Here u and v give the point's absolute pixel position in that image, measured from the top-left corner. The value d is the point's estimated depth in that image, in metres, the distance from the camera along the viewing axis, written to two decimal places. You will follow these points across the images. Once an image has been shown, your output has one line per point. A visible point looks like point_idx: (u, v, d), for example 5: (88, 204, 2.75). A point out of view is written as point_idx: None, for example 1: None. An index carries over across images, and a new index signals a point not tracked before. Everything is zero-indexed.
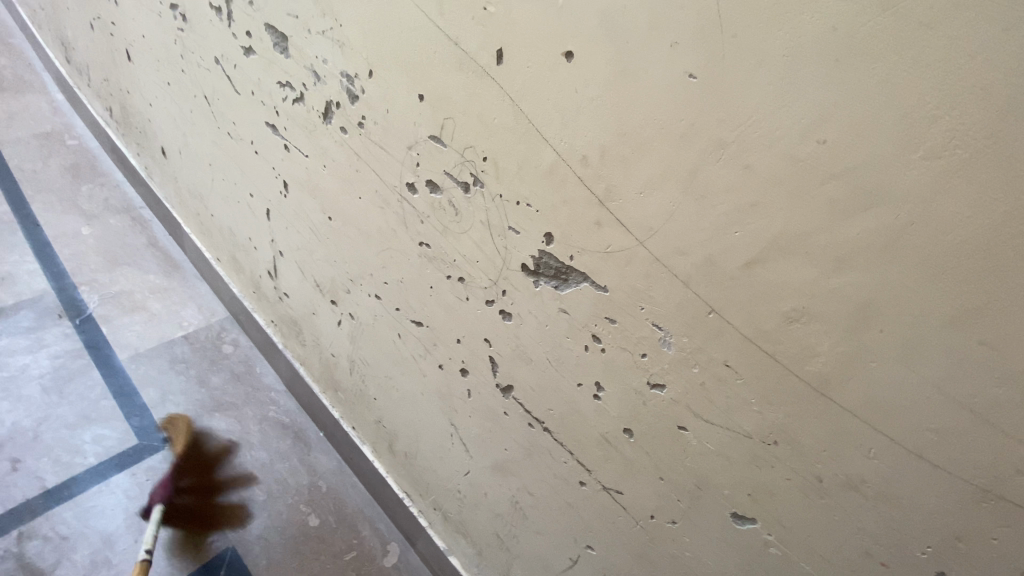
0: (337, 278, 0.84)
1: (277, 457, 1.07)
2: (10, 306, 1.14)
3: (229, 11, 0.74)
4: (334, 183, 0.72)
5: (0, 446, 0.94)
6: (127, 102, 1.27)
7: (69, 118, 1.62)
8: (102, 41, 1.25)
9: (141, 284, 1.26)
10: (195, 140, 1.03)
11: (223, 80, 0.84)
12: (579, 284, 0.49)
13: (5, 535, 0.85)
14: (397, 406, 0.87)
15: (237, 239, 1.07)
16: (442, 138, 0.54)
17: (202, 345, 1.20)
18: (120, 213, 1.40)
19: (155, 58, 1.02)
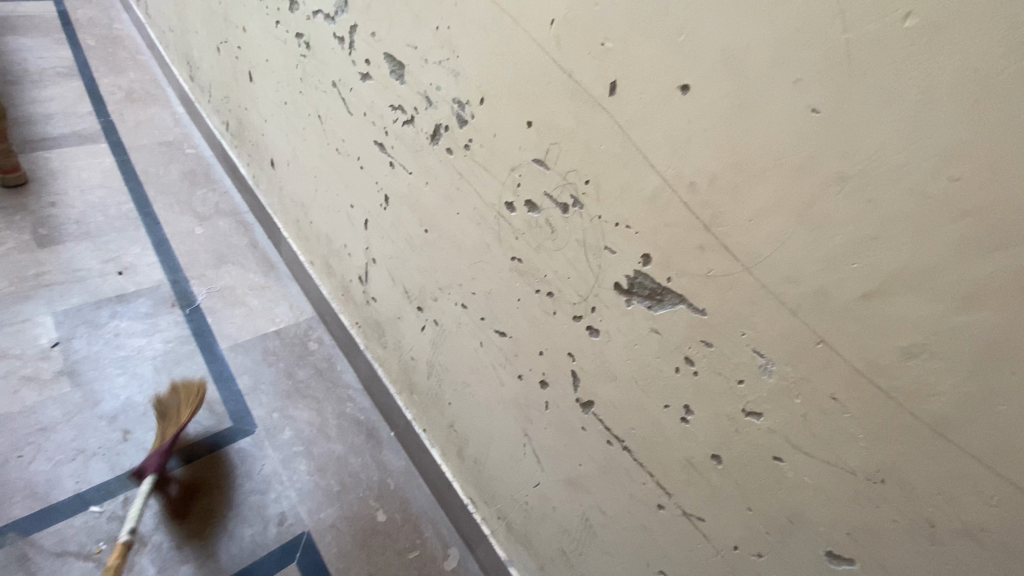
0: (425, 287, 0.89)
1: (352, 452, 1.13)
2: (132, 292, 1.28)
3: (352, 40, 0.83)
4: (434, 198, 0.78)
5: (117, 417, 1.06)
6: (243, 117, 1.42)
7: (187, 130, 1.82)
8: (226, 63, 1.40)
9: (242, 281, 1.39)
10: (304, 153, 1.14)
11: (337, 102, 0.93)
12: (675, 305, 0.50)
13: (114, 498, 0.95)
14: (471, 413, 0.90)
15: (333, 245, 1.16)
16: (545, 162, 0.58)
17: (290, 340, 1.30)
18: (228, 217, 1.56)
19: (275, 80, 1.14)
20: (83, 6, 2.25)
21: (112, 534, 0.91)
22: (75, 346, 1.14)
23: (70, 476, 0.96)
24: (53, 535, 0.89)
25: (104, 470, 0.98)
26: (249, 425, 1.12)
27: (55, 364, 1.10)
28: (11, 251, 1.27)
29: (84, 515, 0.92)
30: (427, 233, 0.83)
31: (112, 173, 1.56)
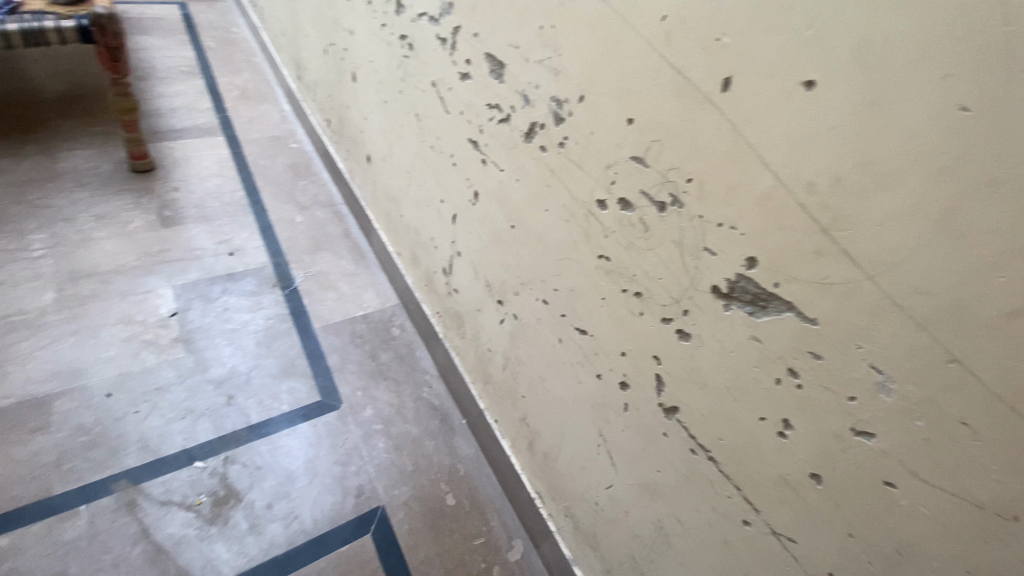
0: (508, 281, 0.91)
1: (426, 436, 1.18)
2: (240, 272, 1.41)
3: (454, 41, 0.86)
4: (523, 195, 0.80)
5: (224, 382, 1.17)
6: (344, 115, 1.52)
7: (293, 126, 1.98)
8: (332, 64, 1.51)
9: (335, 267, 1.50)
10: (399, 149, 1.20)
11: (435, 101, 0.97)
12: (780, 313, 0.48)
13: (217, 455, 1.06)
14: (545, 409, 0.91)
15: (421, 238, 1.22)
16: (644, 159, 0.57)
17: (374, 324, 1.38)
18: (325, 207, 1.68)
19: (377, 80, 1.21)
20: (210, 14, 2.50)
21: (211, 489, 1.01)
22: (190, 317, 1.28)
23: (180, 432, 1.08)
24: (158, 485, 1.00)
25: (209, 429, 1.10)
26: (335, 401, 1.20)
27: (172, 332, 1.24)
28: (142, 230, 1.44)
29: (189, 469, 1.03)
30: (513, 229, 0.85)
31: (228, 164, 1.73)
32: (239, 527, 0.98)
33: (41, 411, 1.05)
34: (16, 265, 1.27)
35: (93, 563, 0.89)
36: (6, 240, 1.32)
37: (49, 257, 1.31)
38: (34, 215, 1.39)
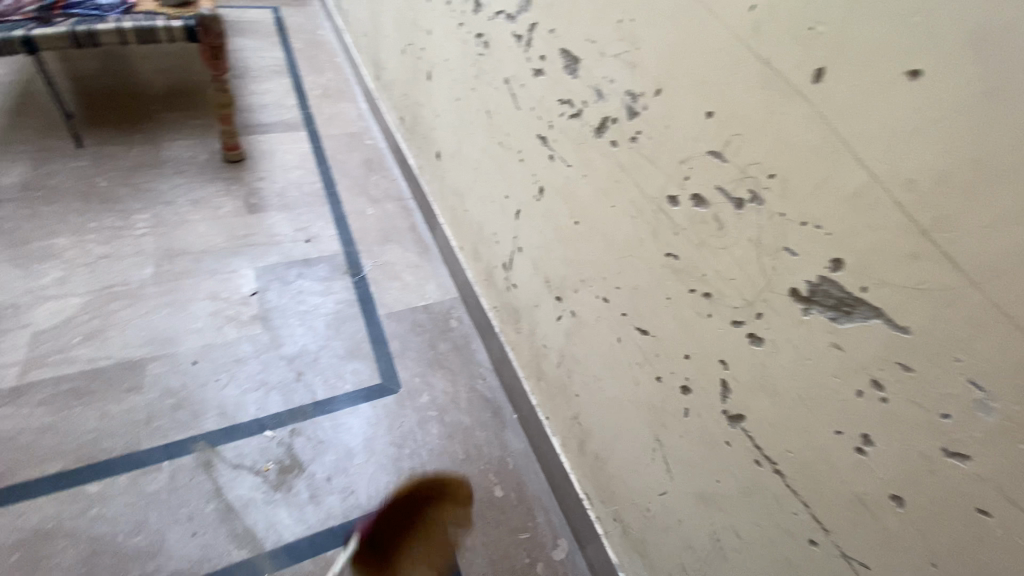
0: (568, 277, 0.91)
1: (478, 427, 1.20)
2: (315, 258, 1.50)
3: (529, 38, 0.88)
4: (590, 190, 0.80)
5: (295, 359, 1.25)
6: (417, 112, 1.58)
7: (368, 123, 2.07)
8: (409, 63, 1.57)
9: (401, 259, 1.55)
10: (468, 145, 1.23)
11: (506, 98, 0.99)
12: (866, 320, 0.45)
13: (285, 426, 1.13)
14: (598, 409, 0.90)
15: (484, 233, 1.24)
16: (722, 154, 0.55)
17: (434, 315, 1.42)
18: (394, 202, 1.75)
19: (451, 78, 1.25)
20: (300, 18, 2.68)
21: (278, 457, 1.08)
22: (269, 296, 1.37)
23: (253, 402, 1.16)
24: (233, 449, 1.08)
25: (279, 402, 1.17)
26: (393, 385, 1.25)
27: (251, 310, 1.33)
28: (231, 215, 1.56)
29: (259, 437, 1.11)
30: (577, 224, 0.85)
31: (308, 157, 1.85)
32: (300, 495, 1.04)
33: (138, 372, 1.16)
34: (125, 241, 1.42)
35: (173, 513, 0.98)
36: (118, 218, 1.48)
37: (151, 235, 1.45)
38: (141, 197, 1.55)
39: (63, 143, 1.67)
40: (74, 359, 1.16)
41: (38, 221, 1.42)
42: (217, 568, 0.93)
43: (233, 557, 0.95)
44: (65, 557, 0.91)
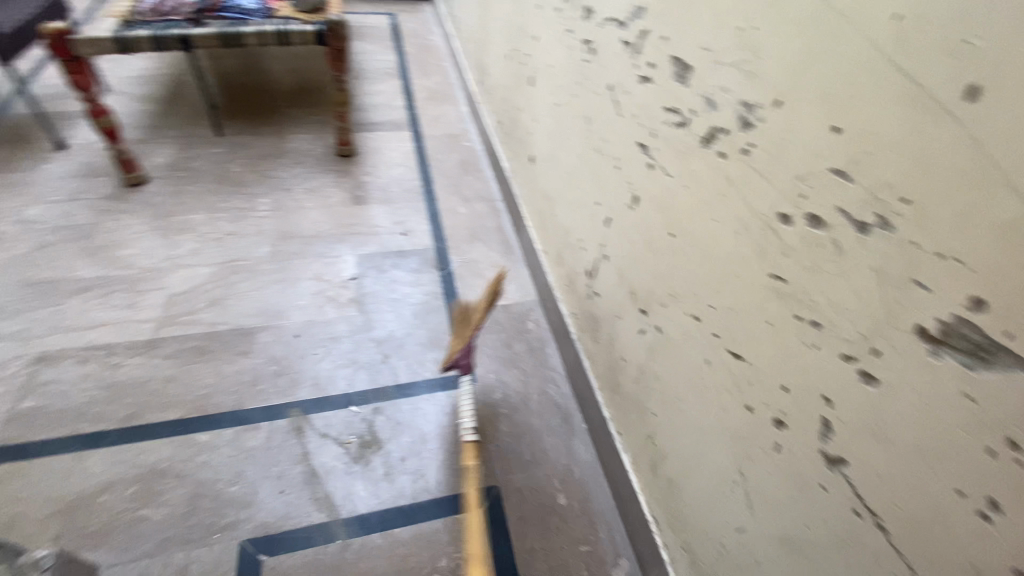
0: (656, 290, 0.88)
1: (547, 431, 1.20)
2: (408, 250, 1.59)
3: (639, 45, 0.86)
4: (689, 202, 0.77)
5: (381, 343, 1.33)
6: (516, 116, 1.61)
7: (467, 125, 2.16)
8: (513, 68, 1.61)
9: (486, 258, 1.60)
10: (563, 150, 1.24)
11: (609, 104, 0.98)
12: (1008, 371, 0.40)
13: (368, 404, 1.21)
14: (676, 431, 0.87)
15: (570, 239, 1.24)
16: (848, 173, 0.51)
17: (513, 315, 1.44)
18: (485, 202, 1.80)
19: (553, 83, 1.26)
20: (414, 23, 2.85)
21: (359, 432, 1.16)
22: (364, 282, 1.47)
23: (342, 378, 1.25)
24: (321, 419, 1.17)
25: (364, 381, 1.25)
26: (469, 379, 1.28)
27: (348, 293, 1.44)
28: (338, 205, 1.70)
29: (345, 411, 1.19)
30: (672, 237, 0.82)
31: (410, 155, 1.96)
32: (376, 471, 1.10)
33: (248, 339, 1.30)
34: (249, 221, 1.59)
35: (266, 470, 1.08)
36: (244, 201, 1.66)
37: (270, 218, 1.61)
38: (265, 183, 1.73)
39: (207, 132, 1.91)
40: (199, 321, 1.31)
41: (182, 199, 1.63)
42: (298, 526, 1.01)
43: (312, 519, 1.02)
44: (177, 494, 1.03)
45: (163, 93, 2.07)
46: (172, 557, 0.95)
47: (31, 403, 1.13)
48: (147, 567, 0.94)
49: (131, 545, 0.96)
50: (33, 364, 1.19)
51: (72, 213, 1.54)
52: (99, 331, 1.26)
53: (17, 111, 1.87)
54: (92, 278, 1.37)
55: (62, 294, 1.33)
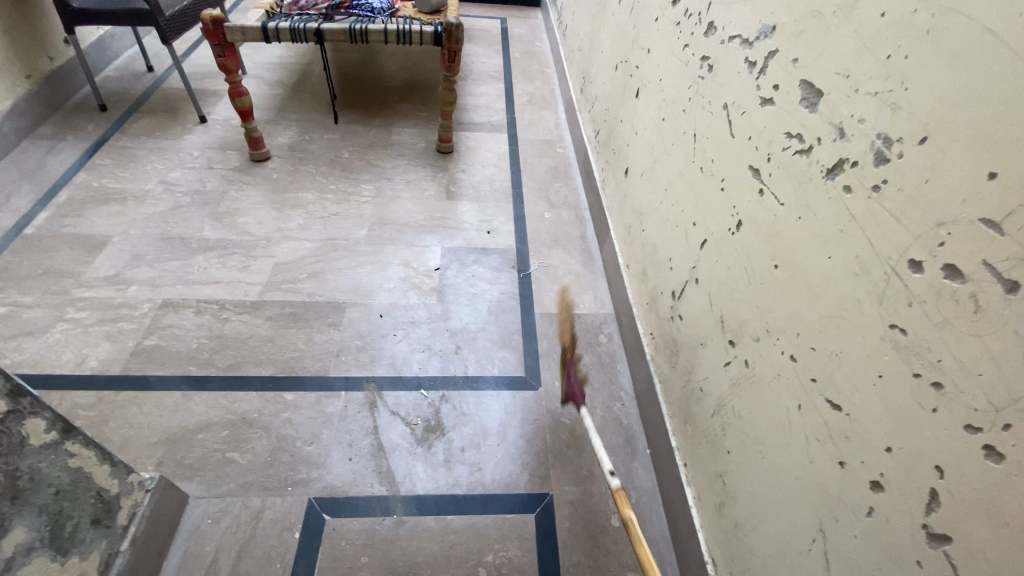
0: (749, 322, 0.84)
1: (607, 448, 1.18)
2: (491, 248, 1.63)
3: (765, 65, 0.83)
4: (801, 235, 0.73)
5: (456, 334, 1.38)
6: (615, 127, 1.60)
7: (562, 133, 2.17)
8: (619, 80, 1.60)
9: (566, 265, 1.60)
10: (662, 166, 1.21)
11: (721, 124, 0.95)
12: None
13: (436, 390, 1.25)
14: (751, 473, 0.82)
15: (658, 257, 1.21)
16: (1002, 224, 0.46)
17: (586, 327, 1.43)
18: (571, 210, 1.80)
19: (661, 97, 1.24)
20: (523, 29, 2.91)
21: (426, 416, 1.21)
22: (447, 274, 1.53)
23: (417, 362, 1.31)
24: (393, 397, 1.23)
25: (436, 368, 1.30)
26: (535, 382, 1.29)
27: (431, 282, 1.50)
28: (432, 198, 1.78)
29: (415, 393, 1.24)
30: (776, 269, 0.78)
31: (504, 156, 2.00)
32: (437, 456, 1.14)
33: (338, 313, 1.39)
34: (351, 204, 1.71)
35: (339, 437, 1.15)
36: (349, 185, 1.78)
37: (370, 203, 1.72)
38: (368, 170, 1.85)
39: (324, 118, 2.07)
40: (297, 290, 1.43)
41: (296, 177, 1.78)
42: (361, 495, 1.07)
43: (374, 490, 1.08)
44: (261, 444, 1.13)
45: (291, 80, 2.27)
46: (250, 500, 1.04)
47: (154, 341, 1.28)
48: (229, 505, 1.03)
49: (218, 482, 1.06)
50: (159, 307, 1.35)
51: (206, 179, 1.73)
52: (215, 286, 1.41)
53: (172, 86, 2.13)
54: (215, 239, 1.54)
55: (189, 250, 1.50)
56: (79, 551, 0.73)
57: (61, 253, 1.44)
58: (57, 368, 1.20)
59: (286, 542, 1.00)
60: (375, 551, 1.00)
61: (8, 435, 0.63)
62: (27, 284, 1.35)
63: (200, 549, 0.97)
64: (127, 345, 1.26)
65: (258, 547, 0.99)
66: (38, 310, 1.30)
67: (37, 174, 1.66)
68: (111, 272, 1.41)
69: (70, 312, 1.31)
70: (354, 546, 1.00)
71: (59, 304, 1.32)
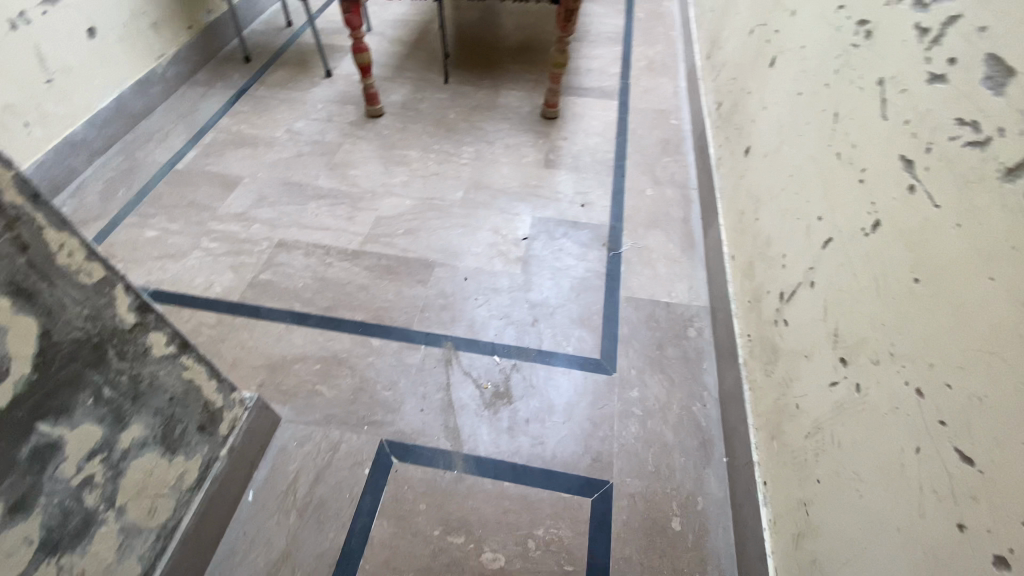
0: (869, 341, 0.72)
1: (679, 448, 1.11)
2: (584, 222, 1.57)
3: (942, 32, 0.67)
4: (956, 247, 0.59)
5: (536, 306, 1.36)
6: (741, 100, 1.43)
7: (680, 103, 2.00)
8: (753, 45, 1.41)
9: (662, 248, 1.49)
10: (790, 148, 1.06)
11: (873, 103, 0.79)
12: None
13: (509, 359, 1.26)
14: (841, 510, 0.72)
15: (769, 251, 1.08)
16: None
17: (675, 317, 1.34)
18: (678, 189, 1.67)
19: (801, 68, 1.07)
20: None
21: (496, 382, 1.22)
22: (535, 244, 1.50)
23: (494, 328, 1.32)
24: (467, 359, 1.26)
25: (512, 337, 1.30)
26: (611, 366, 1.24)
27: (518, 251, 1.48)
28: (531, 165, 1.74)
29: (489, 358, 1.26)
30: (916, 283, 0.65)
31: (611, 126, 1.89)
32: (502, 423, 1.15)
33: (427, 271, 1.44)
34: (451, 165, 1.73)
35: (414, 388, 1.21)
36: (452, 146, 1.80)
37: (469, 165, 1.73)
38: (472, 132, 1.86)
39: (436, 77, 2.10)
40: (393, 244, 1.50)
41: (405, 134, 1.84)
42: (426, 446, 1.12)
43: (439, 444, 1.12)
44: (345, 382, 1.21)
45: (410, 38, 2.32)
46: (331, 432, 1.14)
47: (267, 276, 1.42)
48: (312, 433, 1.13)
49: (306, 410, 1.17)
50: (274, 246, 1.49)
51: (324, 131, 1.84)
52: (322, 232, 1.52)
53: (306, 41, 2.28)
54: (327, 188, 1.65)
55: (303, 196, 1.62)
56: (184, 452, 0.85)
57: (203, 189, 1.64)
58: (190, 289, 1.38)
59: (356, 476, 1.08)
60: (432, 501, 1.04)
61: (134, 343, 0.72)
62: (174, 214, 1.56)
63: (284, 466, 1.08)
64: (245, 277, 1.41)
65: (333, 475, 1.07)
66: (180, 237, 1.50)
67: (190, 117, 1.89)
68: (239, 210, 1.58)
69: (205, 242, 1.49)
70: (415, 492, 1.06)
71: (197, 234, 1.51)
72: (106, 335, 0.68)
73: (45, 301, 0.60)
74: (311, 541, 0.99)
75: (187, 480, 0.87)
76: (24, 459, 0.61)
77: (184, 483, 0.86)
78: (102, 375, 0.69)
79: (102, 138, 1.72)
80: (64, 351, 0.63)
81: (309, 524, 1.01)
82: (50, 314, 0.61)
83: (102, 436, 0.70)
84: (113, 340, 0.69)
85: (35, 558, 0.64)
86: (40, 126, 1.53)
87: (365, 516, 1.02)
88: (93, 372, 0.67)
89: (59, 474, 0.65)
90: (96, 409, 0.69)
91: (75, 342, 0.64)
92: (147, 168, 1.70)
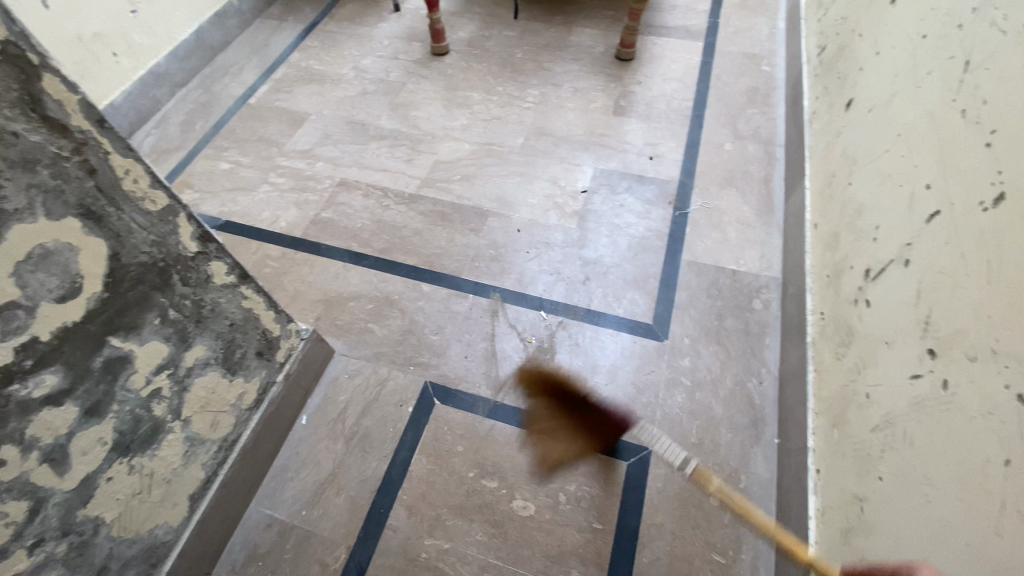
0: (967, 334, 0.62)
1: (727, 424, 1.06)
2: (650, 176, 1.46)
3: None
4: None
5: (589, 264, 1.30)
6: (848, 44, 1.24)
7: (776, 47, 1.77)
8: None
9: (735, 211, 1.37)
10: (901, 102, 0.91)
11: (1017, 48, 0.65)
12: None
13: (555, 315, 1.23)
14: (901, 513, 0.66)
15: (859, 223, 0.95)
16: None
17: (740, 286, 1.24)
18: (761, 145, 1.51)
19: (930, 5, 0.89)
20: None
21: (541, 337, 1.20)
22: (594, 199, 1.43)
23: (543, 283, 1.29)
24: (514, 312, 1.24)
25: (561, 294, 1.26)
26: (661, 333, 1.18)
27: (576, 205, 1.42)
28: (599, 111, 1.63)
29: (536, 312, 1.24)
30: None
31: (693, 70, 1.72)
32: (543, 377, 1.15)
33: (480, 219, 1.41)
34: (514, 109, 1.66)
35: (460, 335, 1.22)
36: (516, 88, 1.72)
37: (533, 110, 1.65)
38: (538, 74, 1.75)
39: (506, 13, 1.99)
40: (448, 190, 1.48)
41: (469, 75, 1.77)
42: (467, 392, 1.14)
43: (479, 391, 1.14)
44: (395, 323, 1.25)
45: None
46: (379, 369, 1.18)
47: (328, 214, 1.45)
48: (362, 367, 1.18)
49: (357, 346, 1.22)
50: (336, 185, 1.51)
51: (389, 69, 1.81)
52: (380, 174, 1.53)
53: None
54: (388, 128, 1.64)
55: (365, 136, 1.62)
56: (244, 374, 0.91)
57: (272, 125, 1.68)
58: (258, 222, 1.45)
59: (399, 413, 1.12)
60: (470, 445, 1.07)
61: (197, 271, 0.76)
62: (246, 147, 1.62)
63: (335, 396, 1.14)
64: (308, 213, 1.46)
65: (379, 409, 1.12)
66: (250, 171, 1.56)
67: (263, 51, 1.92)
68: (305, 147, 1.61)
69: (272, 177, 1.55)
70: (453, 434, 1.09)
71: (266, 168, 1.57)
72: (171, 261, 0.72)
73: (114, 226, 0.64)
74: (355, 467, 1.06)
75: (246, 400, 0.94)
76: (96, 369, 0.67)
77: (243, 403, 0.93)
78: (167, 298, 0.73)
79: (183, 70, 1.79)
80: (131, 273, 0.67)
81: (354, 452, 1.07)
82: (118, 238, 0.64)
83: (167, 353, 0.76)
84: (177, 267, 0.73)
85: (110, 456, 0.71)
86: (127, 56, 1.60)
87: (405, 451, 1.07)
88: (159, 295, 0.72)
89: (129, 385, 0.71)
90: (162, 328, 0.74)
91: (141, 265, 0.68)
92: (223, 102, 1.76)
